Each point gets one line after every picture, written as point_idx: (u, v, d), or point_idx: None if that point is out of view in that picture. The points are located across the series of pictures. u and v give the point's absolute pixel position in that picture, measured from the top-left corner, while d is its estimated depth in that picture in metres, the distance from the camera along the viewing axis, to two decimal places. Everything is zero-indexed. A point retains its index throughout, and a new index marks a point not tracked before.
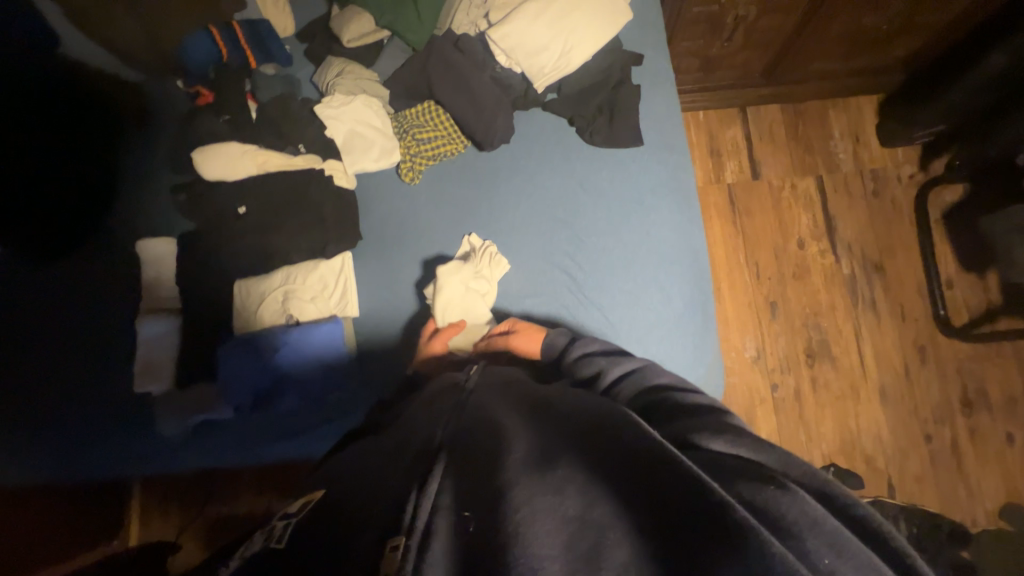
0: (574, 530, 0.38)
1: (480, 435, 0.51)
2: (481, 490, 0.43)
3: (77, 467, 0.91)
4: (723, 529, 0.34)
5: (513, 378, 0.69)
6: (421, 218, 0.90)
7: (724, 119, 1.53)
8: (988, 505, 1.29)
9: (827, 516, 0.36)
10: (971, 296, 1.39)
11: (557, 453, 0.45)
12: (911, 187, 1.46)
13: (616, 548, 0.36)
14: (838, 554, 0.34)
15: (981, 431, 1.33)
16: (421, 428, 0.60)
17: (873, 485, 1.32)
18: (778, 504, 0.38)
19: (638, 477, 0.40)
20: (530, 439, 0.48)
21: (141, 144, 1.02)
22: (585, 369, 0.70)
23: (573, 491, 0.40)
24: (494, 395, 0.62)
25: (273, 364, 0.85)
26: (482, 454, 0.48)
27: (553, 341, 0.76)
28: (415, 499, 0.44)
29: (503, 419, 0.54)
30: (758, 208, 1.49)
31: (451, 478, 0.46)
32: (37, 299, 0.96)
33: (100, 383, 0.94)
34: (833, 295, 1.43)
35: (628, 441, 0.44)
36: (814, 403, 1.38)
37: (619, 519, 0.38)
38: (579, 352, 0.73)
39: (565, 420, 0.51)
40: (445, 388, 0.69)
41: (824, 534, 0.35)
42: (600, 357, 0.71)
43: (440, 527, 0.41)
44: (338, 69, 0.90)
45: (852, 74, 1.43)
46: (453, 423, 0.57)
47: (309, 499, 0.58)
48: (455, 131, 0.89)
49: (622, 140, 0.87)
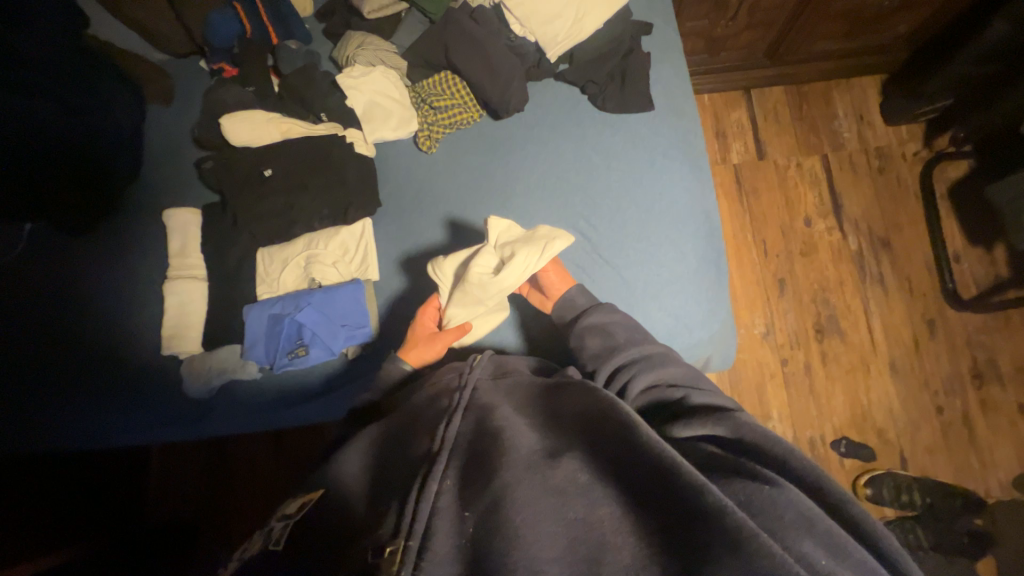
0: (572, 533, 0.42)
1: (481, 435, 0.54)
2: (482, 492, 0.46)
3: (103, 434, 0.94)
4: (733, 537, 0.36)
5: (517, 367, 0.71)
6: (438, 184, 0.92)
7: (729, 102, 1.56)
8: (1001, 476, 1.28)
9: (820, 515, 0.41)
10: (978, 270, 1.40)
11: (557, 455, 0.49)
12: (916, 163, 1.48)
13: (613, 551, 0.40)
14: (832, 552, 0.39)
15: (992, 402, 1.33)
16: (424, 422, 0.62)
17: (885, 458, 1.32)
18: (775, 504, 0.42)
19: (640, 476, 0.44)
20: (532, 443, 0.52)
21: (173, 123, 1.07)
22: (592, 341, 0.73)
23: (573, 495, 0.45)
24: (495, 391, 0.64)
25: (298, 323, 0.86)
26: (483, 457, 0.51)
27: (572, 297, 0.79)
28: (415, 499, 0.47)
29: (504, 421, 0.56)
30: (765, 187, 1.51)
31: (452, 480, 0.49)
32: (69, 271, 1.00)
33: (129, 349, 0.97)
34: (840, 271, 1.44)
35: (628, 442, 0.46)
36: (824, 378, 1.38)
37: (618, 521, 0.42)
38: (592, 321, 0.74)
39: (566, 424, 0.55)
40: (448, 377, 0.69)
41: (819, 532, 0.40)
42: (617, 338, 0.71)
43: (443, 528, 0.44)
44: (358, 41, 0.93)
45: (855, 54, 1.45)
46: (451, 417, 0.58)
47: (309, 496, 0.60)
48: (471, 100, 0.92)
49: (634, 104, 0.90)
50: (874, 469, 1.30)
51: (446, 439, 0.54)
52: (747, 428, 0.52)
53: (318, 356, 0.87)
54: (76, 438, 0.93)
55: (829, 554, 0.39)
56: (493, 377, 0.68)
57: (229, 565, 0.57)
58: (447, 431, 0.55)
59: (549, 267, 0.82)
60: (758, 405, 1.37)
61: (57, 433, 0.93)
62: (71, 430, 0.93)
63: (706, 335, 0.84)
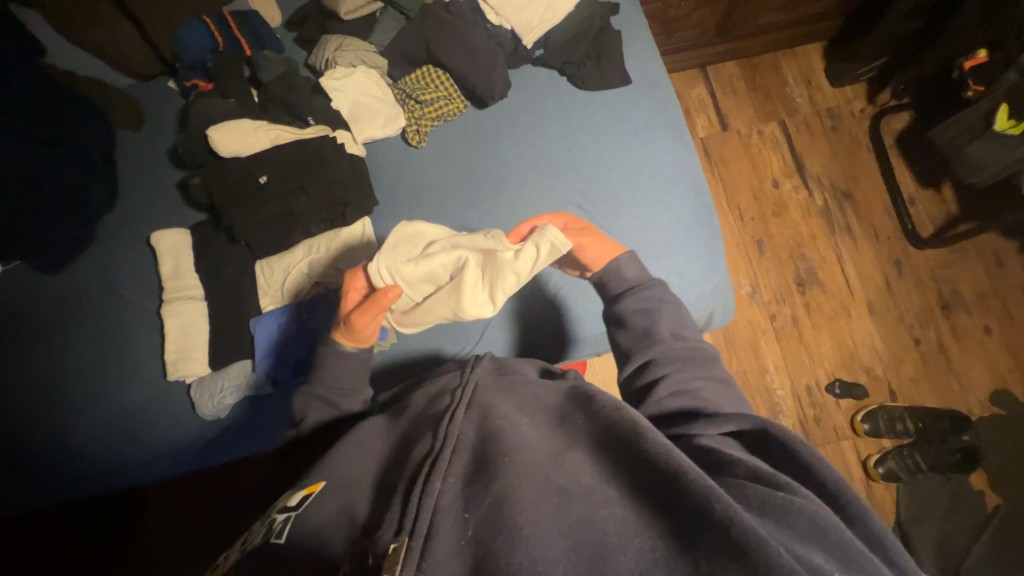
0: (574, 534, 0.40)
1: (485, 433, 0.52)
2: (481, 492, 0.44)
3: (105, 475, 0.91)
4: (736, 546, 0.35)
5: (518, 374, 0.69)
6: (433, 176, 0.93)
7: (688, 80, 1.65)
8: (979, 394, 1.39)
9: (837, 526, 0.39)
10: (932, 209, 1.52)
11: (560, 457, 0.48)
12: (864, 119, 1.59)
13: (616, 552, 0.38)
14: (842, 560, 0.38)
15: (961, 327, 1.44)
16: (421, 424, 0.59)
17: (875, 394, 1.40)
18: (789, 511, 0.40)
19: (642, 477, 0.43)
20: (535, 443, 0.50)
21: (144, 146, 1.04)
22: (636, 321, 0.71)
23: (575, 496, 0.43)
24: (496, 388, 0.62)
25: (306, 327, 0.86)
26: (486, 456, 0.48)
27: (621, 267, 0.76)
28: (416, 500, 0.44)
29: (506, 421, 0.54)
30: (732, 156, 1.59)
31: (455, 478, 0.47)
32: (51, 311, 0.95)
33: (123, 384, 0.92)
34: (811, 225, 1.53)
35: (631, 447, 0.45)
36: (811, 326, 1.46)
37: (622, 521, 0.40)
38: (634, 305, 0.72)
39: (570, 427, 0.54)
40: (437, 394, 0.65)
41: (831, 544, 0.39)
42: (660, 330, 0.69)
43: (444, 528, 0.41)
44: (336, 44, 0.94)
45: (798, 24, 1.55)
46: (457, 412, 0.56)
47: (309, 488, 0.56)
48: (455, 91, 0.94)
49: (612, 80, 0.95)
50: (867, 405, 1.39)
51: (450, 436, 0.52)
52: (773, 426, 0.50)
53: None
54: (88, 480, 0.90)
55: (838, 567, 0.38)
56: (494, 378, 0.66)
57: (227, 558, 0.54)
58: (450, 428, 0.53)
59: (588, 242, 0.78)
60: (755, 361, 1.44)
61: (58, 478, 0.89)
62: (68, 473, 0.89)
63: (710, 288, 0.89)
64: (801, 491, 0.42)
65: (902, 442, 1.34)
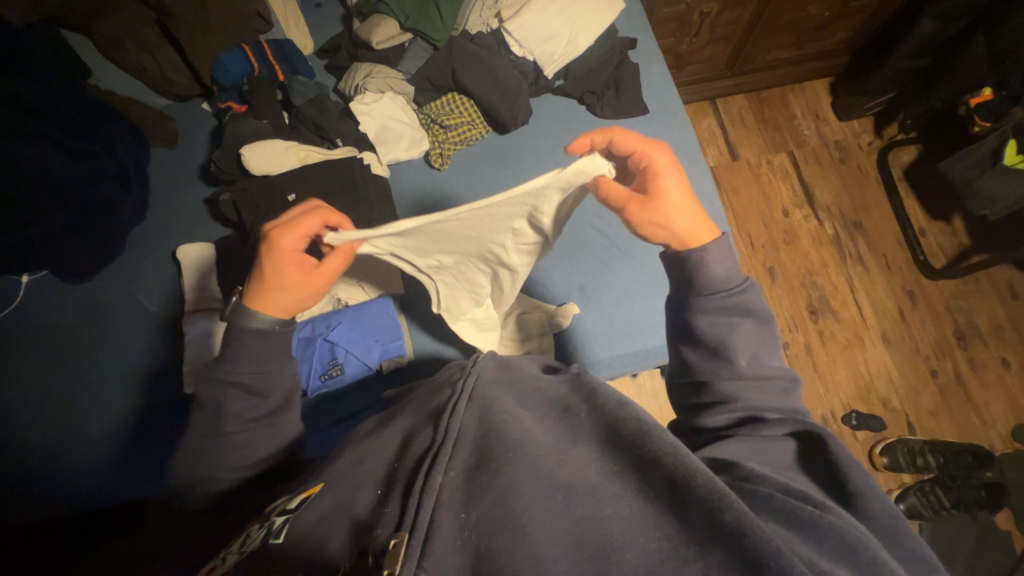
0: (577, 531, 0.37)
1: (488, 428, 0.46)
2: (481, 488, 0.40)
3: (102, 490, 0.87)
4: (749, 557, 0.34)
5: (520, 364, 0.61)
6: (456, 197, 0.96)
7: (698, 112, 1.69)
8: (1000, 429, 1.36)
9: (869, 547, 0.38)
10: (943, 241, 1.53)
11: (565, 450, 0.43)
12: (872, 152, 1.63)
13: (621, 549, 0.36)
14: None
15: (979, 361, 1.42)
16: (420, 416, 0.53)
17: (894, 426, 1.37)
18: (818, 526, 0.39)
19: (651, 477, 0.40)
20: (539, 435, 0.45)
21: (175, 164, 1.08)
22: (709, 334, 0.59)
23: (578, 492, 0.39)
24: (499, 381, 0.54)
25: (330, 343, 0.91)
26: (488, 450, 0.44)
27: (705, 262, 0.59)
28: (416, 496, 0.40)
29: (509, 415, 0.48)
30: (742, 185, 1.62)
31: (456, 473, 0.42)
32: (75, 318, 0.97)
33: (139, 393, 0.92)
34: (823, 255, 1.54)
35: (641, 448, 0.42)
36: (826, 355, 1.45)
37: (627, 520, 0.37)
38: (712, 314, 0.59)
39: (572, 421, 0.48)
40: (444, 385, 0.58)
41: (860, 565, 0.37)
42: (736, 356, 0.58)
43: (443, 525, 0.38)
44: (366, 71, 0.99)
45: (804, 60, 1.61)
46: (459, 396, 0.51)
47: (309, 490, 0.51)
48: (478, 117, 0.99)
49: (630, 110, 1.00)
50: (885, 437, 1.36)
51: (450, 430, 0.46)
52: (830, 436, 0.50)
53: (354, 372, 0.92)
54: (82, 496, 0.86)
55: None
56: (499, 374, 0.56)
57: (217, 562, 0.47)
58: (451, 422, 0.47)
59: (673, 213, 0.61)
60: None
61: (52, 492, 0.86)
62: (67, 485, 0.87)
63: None
64: (839, 513, 0.41)
65: (923, 476, 1.30)
